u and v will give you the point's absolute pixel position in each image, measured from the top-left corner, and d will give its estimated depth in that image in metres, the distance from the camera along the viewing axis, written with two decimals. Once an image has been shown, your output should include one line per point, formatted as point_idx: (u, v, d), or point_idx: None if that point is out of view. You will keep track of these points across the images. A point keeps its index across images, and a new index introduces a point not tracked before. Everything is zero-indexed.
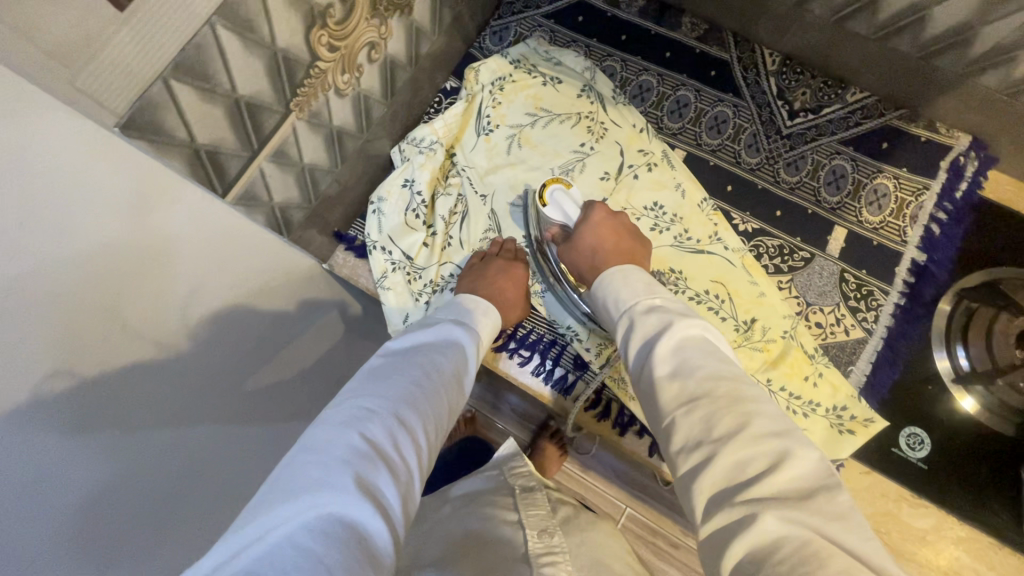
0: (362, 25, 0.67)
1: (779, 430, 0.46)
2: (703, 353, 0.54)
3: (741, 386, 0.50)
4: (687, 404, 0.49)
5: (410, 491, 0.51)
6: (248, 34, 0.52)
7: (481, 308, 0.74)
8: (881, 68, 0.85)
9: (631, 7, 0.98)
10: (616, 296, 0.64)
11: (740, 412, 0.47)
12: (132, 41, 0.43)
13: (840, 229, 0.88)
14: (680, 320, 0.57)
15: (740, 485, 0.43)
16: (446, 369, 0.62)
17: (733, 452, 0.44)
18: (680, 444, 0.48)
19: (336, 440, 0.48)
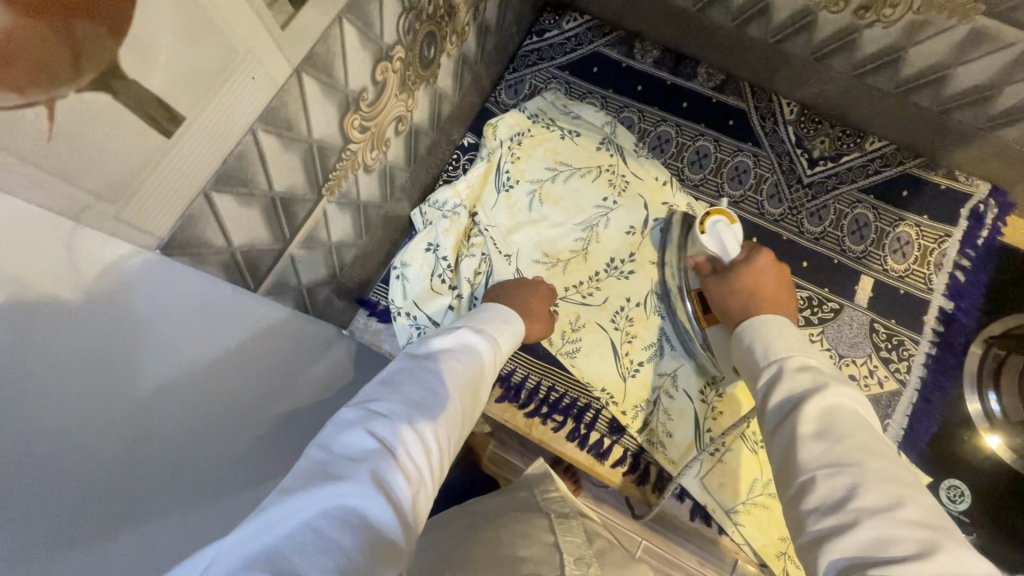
0: (392, 102, 0.65)
1: (930, 523, 0.42)
2: (854, 425, 0.49)
3: (893, 470, 0.46)
4: (831, 467, 0.46)
5: (422, 496, 0.46)
6: (287, 132, 0.50)
7: (500, 317, 0.69)
8: (899, 119, 0.86)
9: (645, 57, 0.98)
10: (767, 343, 0.59)
11: (892, 491, 0.44)
12: (182, 160, 0.40)
13: (867, 278, 0.87)
14: (835, 385, 0.52)
15: (884, 566, 0.39)
16: (461, 368, 0.57)
17: (878, 529, 0.41)
18: (813, 504, 0.45)
19: (346, 439, 0.45)
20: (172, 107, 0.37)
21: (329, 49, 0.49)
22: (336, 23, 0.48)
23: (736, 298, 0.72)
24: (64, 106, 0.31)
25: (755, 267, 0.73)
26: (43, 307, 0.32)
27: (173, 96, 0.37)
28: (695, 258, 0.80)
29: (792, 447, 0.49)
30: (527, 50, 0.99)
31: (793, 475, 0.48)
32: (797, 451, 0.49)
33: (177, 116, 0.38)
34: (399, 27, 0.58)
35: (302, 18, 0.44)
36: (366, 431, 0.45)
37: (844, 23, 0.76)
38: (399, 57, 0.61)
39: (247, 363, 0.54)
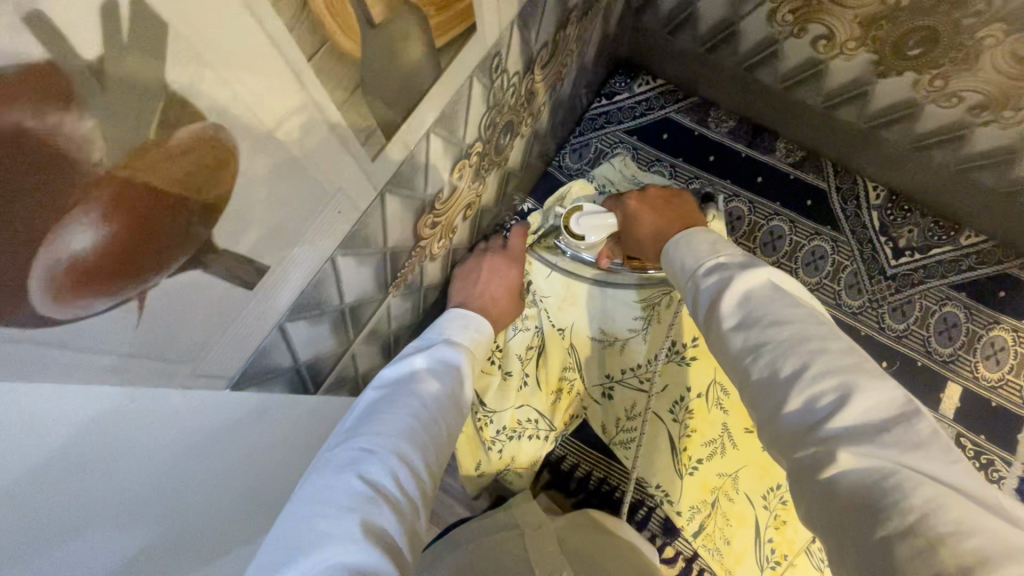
0: (464, 191, 0.62)
1: (846, 365, 0.37)
2: (769, 298, 0.43)
3: (806, 327, 0.40)
4: (752, 351, 0.41)
5: (421, 530, 0.42)
6: (363, 249, 0.47)
7: (472, 322, 0.66)
8: (1002, 217, 0.79)
9: (720, 126, 0.93)
10: (678, 261, 0.53)
11: (805, 351, 0.38)
12: (263, 307, 0.38)
13: (954, 386, 0.81)
14: (740, 273, 0.46)
15: (821, 421, 0.36)
16: (443, 390, 0.54)
17: (802, 390, 0.37)
18: (754, 402, 0.40)
19: (331, 485, 0.39)
20: (260, 261, 0.35)
21: (413, 165, 0.46)
22: (424, 139, 0.45)
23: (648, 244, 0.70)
24: (155, 290, 0.28)
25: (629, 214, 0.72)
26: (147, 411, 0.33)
27: (259, 253, 0.34)
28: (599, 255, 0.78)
29: (721, 352, 0.44)
30: (595, 113, 0.96)
31: (730, 371, 0.43)
32: (727, 349, 0.43)
33: (261, 267, 0.35)
34: (481, 125, 0.55)
35: (392, 145, 0.41)
36: (357, 471, 0.40)
37: (952, 118, 0.69)
38: (476, 151, 0.58)
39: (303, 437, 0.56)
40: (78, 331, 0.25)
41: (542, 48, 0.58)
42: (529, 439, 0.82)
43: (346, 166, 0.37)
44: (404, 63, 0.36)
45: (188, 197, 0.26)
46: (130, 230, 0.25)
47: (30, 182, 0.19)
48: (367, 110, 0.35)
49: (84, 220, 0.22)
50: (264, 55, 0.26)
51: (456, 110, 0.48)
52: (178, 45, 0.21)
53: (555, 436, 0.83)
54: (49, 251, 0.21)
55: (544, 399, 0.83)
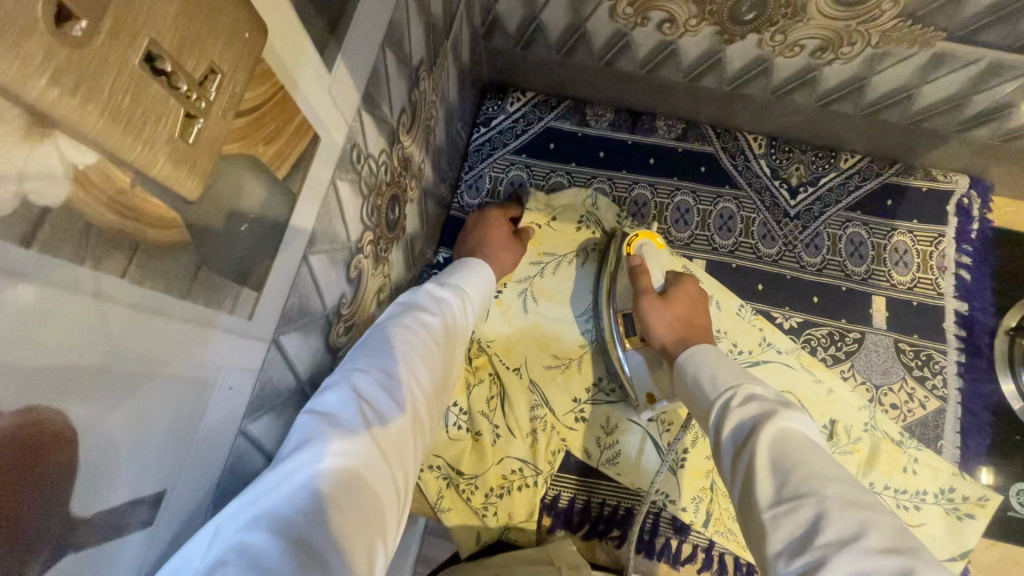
0: (369, 282, 0.58)
1: (902, 546, 0.39)
2: (806, 449, 0.47)
3: (854, 490, 0.43)
4: (790, 502, 0.43)
5: (416, 442, 0.47)
6: (275, 400, 0.42)
7: (467, 264, 0.67)
8: (870, 136, 0.84)
9: (600, 121, 0.94)
10: (712, 374, 0.59)
11: (858, 516, 0.40)
12: (173, 527, 0.32)
13: (878, 299, 0.86)
14: (782, 409, 0.50)
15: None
16: (438, 317, 0.55)
17: (852, 562, 0.38)
18: (779, 548, 0.42)
19: (332, 398, 0.42)
20: (146, 494, 0.29)
21: (301, 294, 0.42)
22: (304, 265, 0.41)
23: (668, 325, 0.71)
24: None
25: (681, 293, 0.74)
26: None
27: (142, 489, 0.28)
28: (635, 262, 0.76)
29: (750, 488, 0.46)
30: (478, 143, 0.93)
31: (752, 515, 0.45)
32: (753, 490, 0.46)
33: (156, 496, 0.30)
34: (363, 216, 0.51)
35: (267, 294, 0.36)
36: (353, 388, 0.43)
37: (801, 65, 0.73)
38: (368, 241, 0.54)
39: None
40: None
41: (400, 115, 0.55)
42: (519, 489, 0.78)
43: (219, 345, 0.32)
44: (246, 210, 0.32)
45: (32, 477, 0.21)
46: None
47: None
48: (222, 279, 0.31)
49: None
50: (56, 303, 0.21)
51: (329, 219, 0.44)
52: None
53: (543, 479, 0.79)
54: None
55: (523, 445, 0.80)
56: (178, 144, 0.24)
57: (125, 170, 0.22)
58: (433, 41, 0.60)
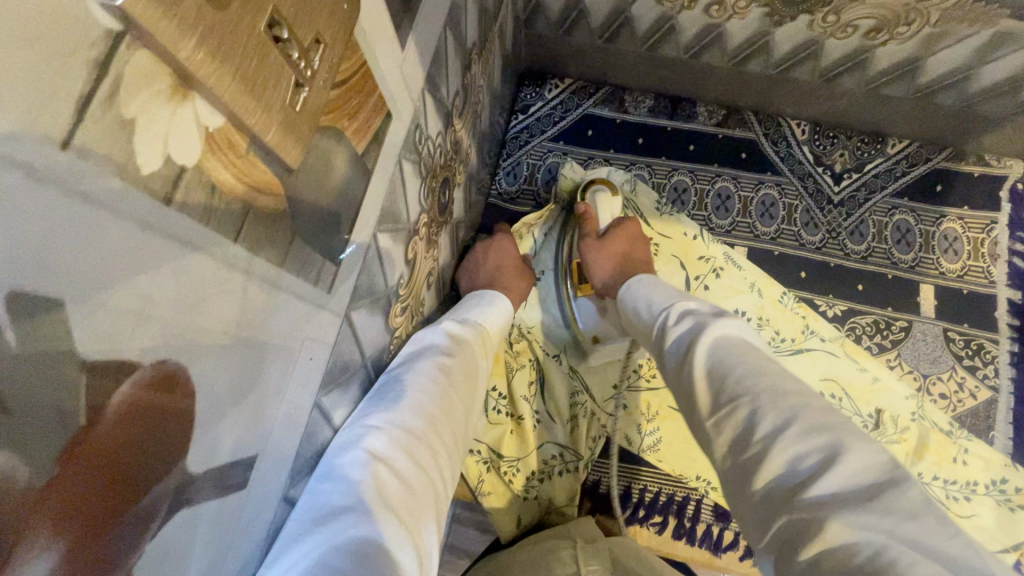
0: (422, 264, 0.58)
1: (829, 424, 0.41)
2: (738, 351, 0.50)
3: (783, 380, 0.46)
4: (728, 405, 0.46)
5: (437, 511, 0.45)
6: (344, 375, 0.43)
7: (484, 300, 0.67)
8: (920, 120, 0.82)
9: (639, 107, 0.93)
10: (649, 301, 0.63)
11: (785, 405, 0.43)
12: (261, 491, 0.33)
13: (927, 287, 0.84)
14: (716, 319, 0.53)
15: (806, 482, 0.38)
16: (452, 368, 0.54)
17: (789, 447, 0.40)
18: (724, 451, 0.44)
19: (346, 461, 0.41)
20: (243, 457, 0.30)
21: (370, 272, 0.43)
22: (372, 241, 0.42)
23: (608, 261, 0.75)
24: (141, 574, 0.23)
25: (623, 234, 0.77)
26: None
27: (240, 451, 0.29)
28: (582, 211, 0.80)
29: (693, 399, 0.49)
30: (516, 130, 0.94)
31: (701, 422, 0.48)
32: (698, 400, 0.49)
33: (250, 460, 0.31)
34: (420, 196, 0.52)
35: (344, 269, 0.37)
36: (368, 449, 0.42)
37: (851, 47, 0.71)
38: (423, 223, 0.55)
39: None
40: None
41: (454, 97, 0.55)
42: (560, 474, 0.79)
43: (305, 314, 0.33)
44: (332, 183, 0.32)
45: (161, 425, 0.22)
46: (95, 529, 0.20)
47: None
48: (311, 251, 0.32)
49: (39, 549, 0.18)
50: (188, 264, 0.21)
51: (394, 199, 0.44)
52: (82, 312, 0.17)
53: (584, 464, 0.80)
54: None
55: (563, 430, 0.80)
56: (289, 112, 0.24)
57: (244, 136, 0.23)
58: (484, 25, 0.60)
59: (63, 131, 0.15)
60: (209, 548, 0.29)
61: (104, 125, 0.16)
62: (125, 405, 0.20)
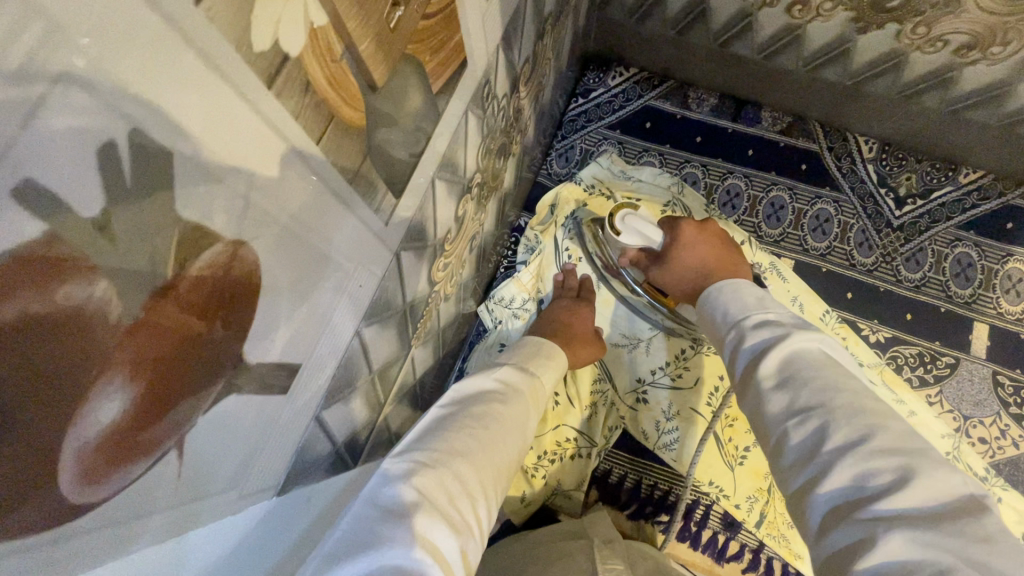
0: (468, 225, 0.59)
1: (911, 447, 0.38)
2: (816, 367, 0.45)
3: (864, 399, 0.42)
4: (801, 415, 0.42)
5: (476, 552, 0.41)
6: (385, 313, 0.44)
7: (543, 350, 0.65)
8: (1000, 151, 0.78)
9: (702, 105, 0.92)
10: (724, 309, 0.57)
11: (866, 423, 0.39)
12: (298, 410, 0.35)
13: (981, 325, 0.80)
14: (795, 332, 0.48)
15: (871, 497, 0.36)
16: (505, 410, 0.52)
17: (856, 463, 0.37)
18: (789, 458, 0.41)
19: (390, 485, 0.40)
20: (290, 362, 0.31)
21: (423, 216, 0.44)
22: (430, 187, 0.42)
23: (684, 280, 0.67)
24: (190, 445, 0.25)
25: (682, 241, 0.67)
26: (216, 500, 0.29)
27: (292, 355, 0.31)
28: (627, 255, 0.73)
29: (763, 409, 0.45)
30: (574, 113, 0.94)
31: (767, 433, 0.44)
32: (765, 408, 0.45)
33: (295, 367, 0.32)
34: (478, 155, 0.52)
35: (402, 204, 0.38)
36: (411, 480, 0.40)
37: (939, 62, 0.68)
38: (476, 184, 0.56)
39: None
40: (119, 506, 0.22)
41: (524, 63, 0.55)
42: (571, 458, 0.79)
43: (361, 237, 0.34)
44: (406, 113, 0.33)
45: (229, 302, 0.24)
46: (161, 381, 0.21)
47: (60, 291, 0.16)
48: (376, 177, 0.33)
49: (112, 389, 0.19)
50: (276, 152, 0.23)
51: (456, 149, 0.45)
52: (185, 168, 0.18)
53: (597, 452, 0.80)
54: (77, 435, 0.18)
55: (581, 416, 0.80)
56: (383, 29, 0.26)
57: (341, 41, 0.24)
58: None
59: None
60: (243, 441, 0.30)
61: None
62: (198, 273, 0.21)
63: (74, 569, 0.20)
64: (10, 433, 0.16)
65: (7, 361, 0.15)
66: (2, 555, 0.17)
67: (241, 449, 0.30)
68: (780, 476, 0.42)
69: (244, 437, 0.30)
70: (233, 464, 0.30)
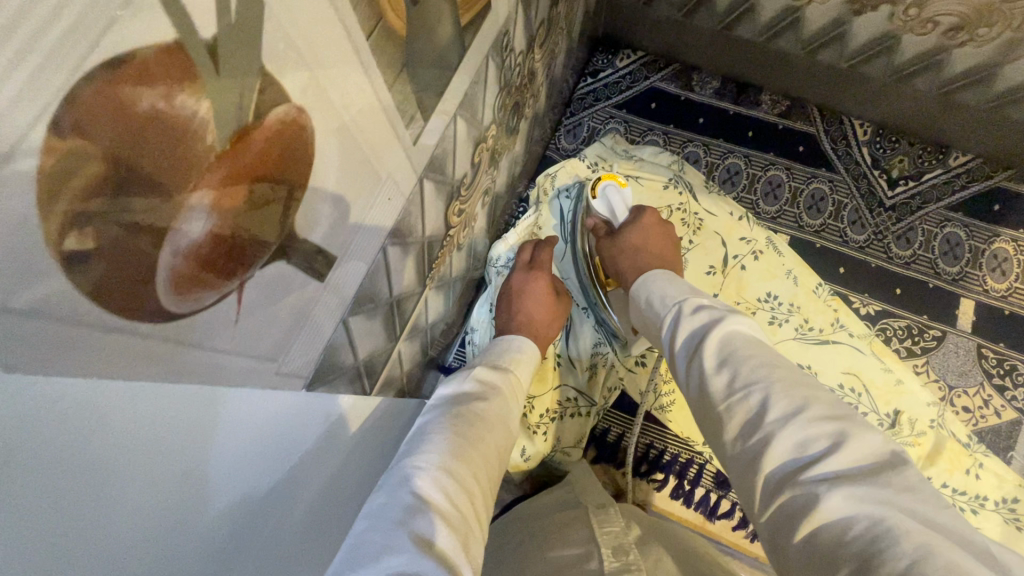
0: (482, 177, 0.63)
1: (838, 413, 0.41)
2: (749, 347, 0.48)
3: (795, 374, 0.45)
4: (741, 390, 0.44)
5: (477, 549, 0.42)
6: (407, 237, 0.48)
7: (516, 345, 0.65)
8: (987, 135, 0.82)
9: (705, 88, 0.96)
10: (662, 293, 0.59)
11: (799, 394, 0.42)
12: (329, 304, 0.38)
13: (967, 301, 0.84)
14: (730, 314, 0.51)
15: (807, 464, 0.38)
16: (488, 417, 0.53)
17: (797, 432, 0.39)
18: (734, 432, 0.43)
19: (388, 501, 0.40)
20: (329, 252, 0.35)
21: (445, 150, 0.47)
22: (453, 122, 0.46)
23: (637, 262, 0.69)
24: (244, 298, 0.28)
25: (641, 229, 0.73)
26: (258, 367, 0.33)
27: (331, 243, 0.35)
28: (590, 221, 0.79)
29: (704, 389, 0.47)
30: (582, 93, 0.98)
31: (710, 411, 0.46)
32: (708, 392, 0.47)
33: (331, 258, 0.36)
34: (495, 107, 0.56)
35: (429, 128, 0.42)
36: (408, 490, 0.41)
37: (929, 45, 0.72)
38: (491, 136, 0.60)
39: (361, 447, 0.52)
40: (190, 329, 0.25)
41: (540, 26, 0.60)
42: (571, 417, 0.82)
43: (394, 149, 0.38)
44: (439, 37, 0.37)
45: (287, 170, 0.27)
46: (232, 218, 0.25)
47: (177, 98, 0.19)
48: (410, 91, 0.36)
49: (197, 210, 0.23)
50: (337, 36, 0.26)
51: (476, 92, 0.49)
52: (271, 23, 0.22)
53: (596, 412, 0.83)
54: (172, 243, 0.22)
55: (581, 377, 0.83)
56: None
57: None
58: None
59: None
60: (283, 316, 0.33)
61: None
62: (269, 127, 0.25)
63: (137, 380, 0.23)
64: (127, 211, 0.19)
65: (131, 145, 0.18)
66: (103, 327, 0.20)
67: (281, 325, 0.33)
68: (727, 459, 0.44)
69: (285, 314, 0.33)
70: (275, 336, 0.33)
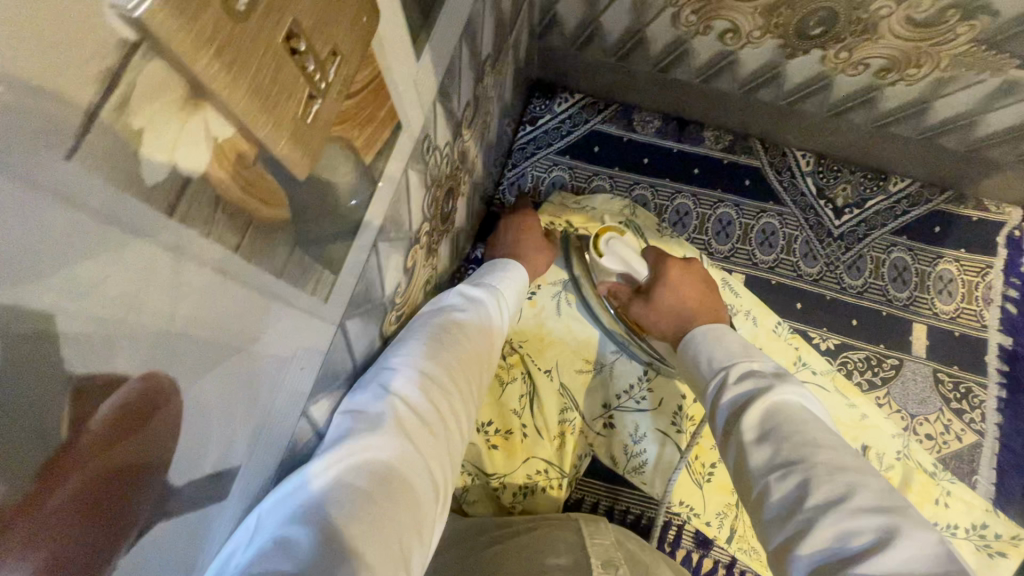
0: (419, 273, 0.58)
1: (891, 505, 0.38)
2: (801, 421, 0.45)
3: (845, 456, 0.42)
4: (782, 469, 0.42)
5: (449, 444, 0.47)
6: (333, 383, 0.42)
7: (501, 268, 0.66)
8: (923, 161, 0.83)
9: (647, 127, 0.93)
10: (708, 354, 0.57)
11: (845, 480, 0.39)
12: (237, 511, 0.32)
13: (919, 326, 0.84)
14: (777, 383, 0.48)
15: (849, 561, 0.35)
16: (468, 328, 0.54)
17: (837, 523, 0.37)
18: (771, 514, 0.41)
19: (371, 400, 0.44)
20: (227, 466, 0.29)
21: (368, 281, 0.42)
22: (374, 251, 0.41)
23: (665, 322, 0.70)
24: None
25: (673, 277, 0.72)
26: None
27: (226, 460, 0.29)
28: (608, 283, 0.77)
29: (742, 460, 0.45)
30: (523, 141, 0.94)
31: (749, 485, 0.44)
32: (746, 462, 0.45)
33: (232, 470, 0.30)
34: (424, 206, 0.51)
35: (342, 279, 0.36)
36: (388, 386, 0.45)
37: (863, 84, 0.72)
38: (425, 233, 0.55)
39: None
40: None
41: (465, 109, 0.55)
42: (543, 490, 0.77)
43: (299, 325, 0.32)
44: (338, 192, 0.32)
45: (146, 440, 0.22)
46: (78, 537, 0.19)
47: None
48: (310, 262, 0.31)
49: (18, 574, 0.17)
50: (186, 274, 0.21)
51: (399, 208, 0.44)
52: (71, 323, 0.17)
53: (567, 482, 0.79)
54: None
55: (548, 446, 0.79)
56: (299, 125, 0.24)
57: (253, 147, 0.22)
58: (500, 36, 0.60)
59: (65, 138, 0.15)
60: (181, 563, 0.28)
61: (113, 134, 0.16)
62: (104, 424, 0.19)
63: None
64: None
65: None
66: None
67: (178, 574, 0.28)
68: (763, 540, 0.41)
69: (181, 559, 0.28)
70: None
